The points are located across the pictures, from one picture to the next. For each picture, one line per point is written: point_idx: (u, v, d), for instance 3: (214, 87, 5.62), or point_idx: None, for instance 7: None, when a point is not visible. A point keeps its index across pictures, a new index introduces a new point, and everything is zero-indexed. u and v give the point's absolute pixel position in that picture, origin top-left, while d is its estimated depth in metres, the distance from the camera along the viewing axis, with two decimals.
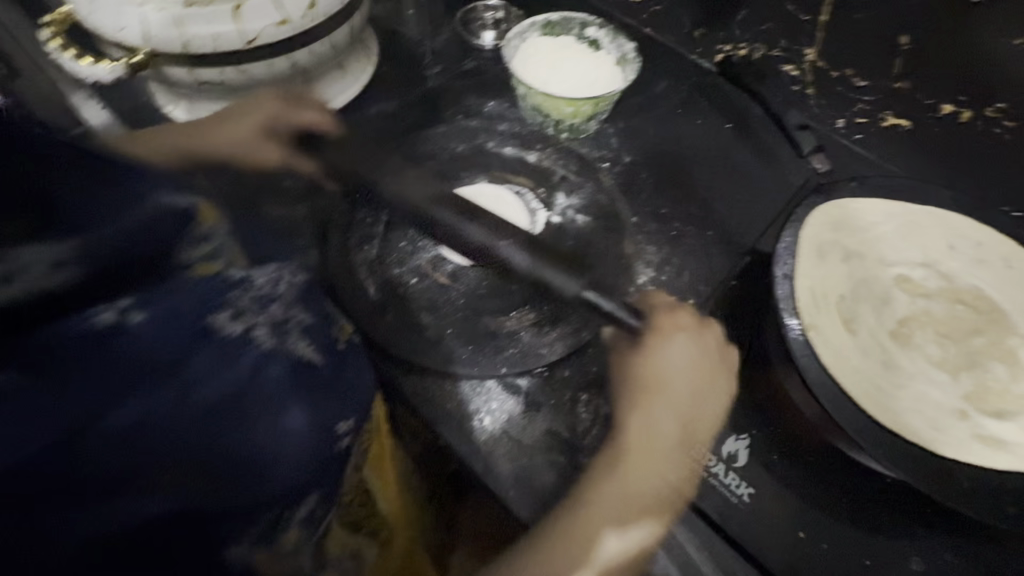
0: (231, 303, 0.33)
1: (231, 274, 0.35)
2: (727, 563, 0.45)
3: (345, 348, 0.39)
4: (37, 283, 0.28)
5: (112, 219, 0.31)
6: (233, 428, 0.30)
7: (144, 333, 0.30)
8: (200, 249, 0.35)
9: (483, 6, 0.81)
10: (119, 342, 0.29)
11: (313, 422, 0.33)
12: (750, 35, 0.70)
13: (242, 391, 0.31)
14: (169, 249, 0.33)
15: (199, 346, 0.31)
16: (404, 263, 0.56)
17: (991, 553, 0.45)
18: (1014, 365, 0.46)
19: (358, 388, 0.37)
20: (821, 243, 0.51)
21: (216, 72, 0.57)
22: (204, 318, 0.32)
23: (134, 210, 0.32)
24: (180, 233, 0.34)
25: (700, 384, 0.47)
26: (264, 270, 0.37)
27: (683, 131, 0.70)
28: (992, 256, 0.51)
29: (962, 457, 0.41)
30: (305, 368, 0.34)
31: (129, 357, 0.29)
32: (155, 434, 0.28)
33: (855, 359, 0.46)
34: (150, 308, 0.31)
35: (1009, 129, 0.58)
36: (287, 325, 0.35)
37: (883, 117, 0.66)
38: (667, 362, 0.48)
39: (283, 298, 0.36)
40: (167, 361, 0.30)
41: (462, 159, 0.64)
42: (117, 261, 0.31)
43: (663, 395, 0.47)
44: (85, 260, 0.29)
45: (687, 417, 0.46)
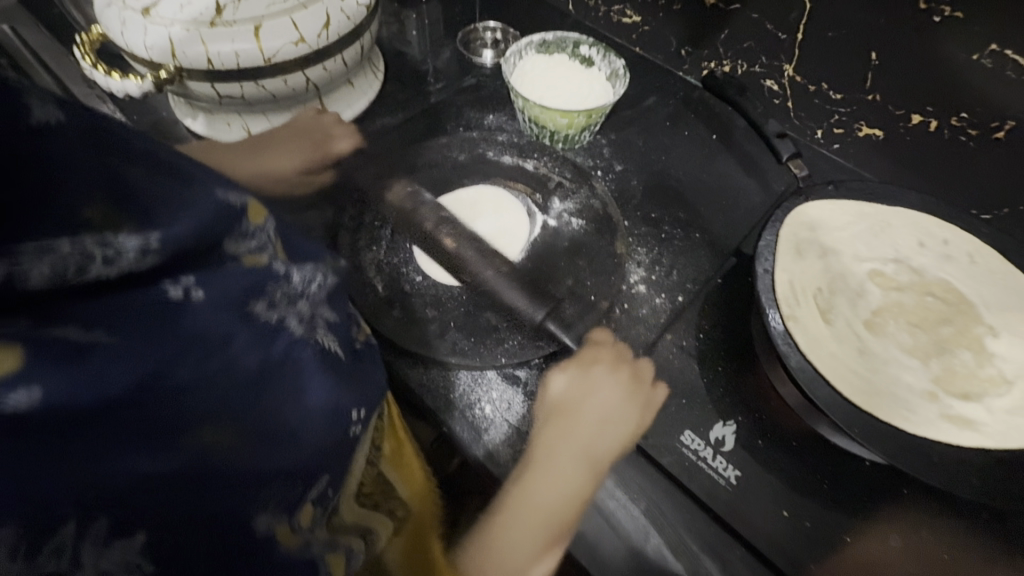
0: (270, 294, 0.32)
1: (274, 266, 0.33)
2: (715, 542, 0.47)
3: (363, 349, 0.40)
4: (119, 263, 0.26)
5: (192, 214, 0.29)
6: (269, 415, 0.30)
7: (200, 316, 0.28)
8: (246, 244, 0.32)
9: (483, 27, 0.87)
10: (174, 320, 0.27)
11: (336, 411, 0.34)
12: (732, 53, 0.75)
13: (281, 378, 0.31)
14: (223, 245, 0.30)
15: (241, 329, 0.30)
16: (409, 263, 0.60)
17: (962, 529, 0.48)
18: (979, 352, 0.49)
19: (371, 382, 0.39)
20: (798, 242, 0.54)
21: (236, 87, 0.61)
22: (247, 302, 0.31)
23: (208, 205, 0.30)
24: (233, 227, 0.31)
25: (602, 423, 0.49)
26: (301, 270, 0.36)
27: (671, 142, 0.75)
28: (958, 253, 0.55)
29: (937, 436, 0.44)
30: (334, 361, 0.35)
31: (179, 334, 0.27)
32: (197, 414, 0.27)
33: (833, 346, 0.49)
34: (211, 290, 0.29)
35: (972, 136, 0.62)
36: (317, 321, 0.35)
37: (858, 127, 0.71)
38: (581, 399, 0.50)
39: (310, 302, 0.35)
40: (214, 338, 0.28)
41: (463, 168, 0.68)
42: (189, 253, 0.28)
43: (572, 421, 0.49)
44: (166, 251, 0.27)
45: (587, 452, 0.48)
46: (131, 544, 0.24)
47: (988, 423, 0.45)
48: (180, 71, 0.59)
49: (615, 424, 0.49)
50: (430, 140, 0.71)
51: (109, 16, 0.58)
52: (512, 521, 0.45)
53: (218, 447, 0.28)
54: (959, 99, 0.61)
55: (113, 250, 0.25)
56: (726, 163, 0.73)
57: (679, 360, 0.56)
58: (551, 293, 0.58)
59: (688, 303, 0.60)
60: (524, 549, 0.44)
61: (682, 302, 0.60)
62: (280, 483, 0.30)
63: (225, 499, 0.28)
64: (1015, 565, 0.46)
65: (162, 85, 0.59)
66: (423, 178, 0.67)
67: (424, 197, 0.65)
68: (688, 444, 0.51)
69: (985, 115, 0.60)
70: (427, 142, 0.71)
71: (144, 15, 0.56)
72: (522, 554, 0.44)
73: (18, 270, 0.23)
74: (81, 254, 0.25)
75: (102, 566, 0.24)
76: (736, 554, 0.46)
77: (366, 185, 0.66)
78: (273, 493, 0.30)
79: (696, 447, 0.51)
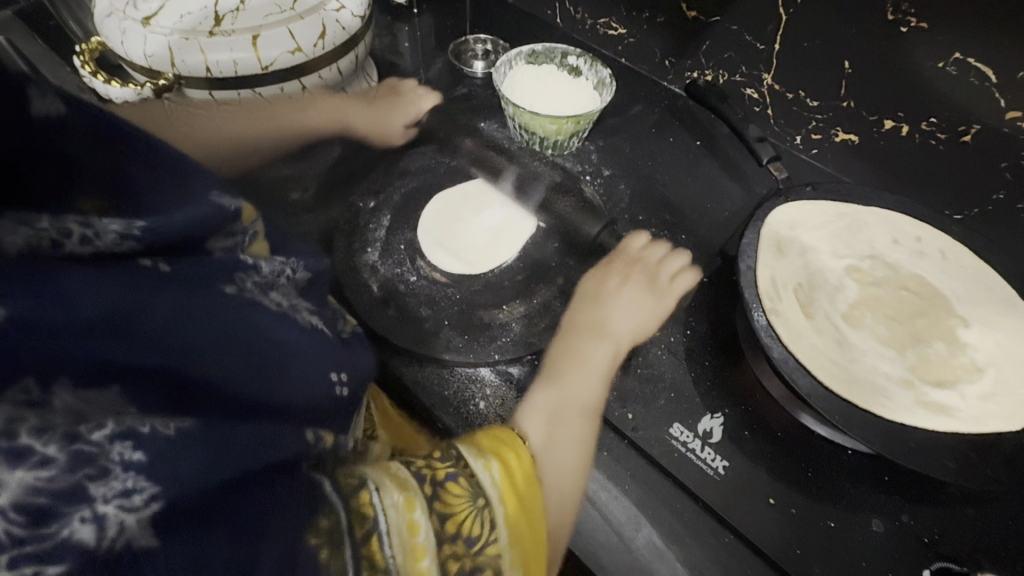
0: (241, 280, 0.32)
1: (244, 260, 0.34)
2: (704, 531, 0.48)
3: (349, 337, 0.42)
4: (97, 242, 0.26)
5: (180, 208, 0.30)
6: (256, 365, 0.30)
7: (176, 282, 0.28)
8: (226, 242, 0.33)
9: (474, 39, 0.89)
10: (154, 282, 0.27)
11: (317, 376, 0.35)
12: (714, 62, 0.78)
13: (266, 342, 0.31)
14: (207, 241, 0.31)
15: (220, 298, 0.30)
16: (404, 264, 0.61)
17: (943, 514, 0.49)
18: (952, 342, 0.52)
19: (353, 364, 0.40)
20: (778, 239, 0.57)
21: (233, 93, 0.63)
22: (225, 283, 0.31)
23: (198, 202, 0.31)
24: (222, 226, 0.32)
25: (631, 310, 0.57)
26: (269, 263, 0.37)
27: (657, 147, 0.77)
28: (931, 249, 0.57)
29: (913, 421, 0.46)
30: (315, 335, 0.36)
31: (166, 291, 0.27)
32: (179, 344, 0.26)
33: (813, 339, 0.51)
34: (179, 266, 0.29)
35: (942, 140, 0.65)
36: (295, 305, 0.36)
37: (834, 133, 0.74)
38: (615, 301, 0.57)
39: (280, 290, 0.36)
40: (198, 297, 0.29)
41: (456, 173, 0.71)
42: (168, 245, 0.29)
43: (600, 318, 0.56)
44: (145, 238, 0.28)
45: (613, 339, 0.55)
46: (106, 432, 0.23)
47: (963, 409, 0.47)
48: (179, 79, 0.60)
49: (646, 310, 0.58)
50: (424, 147, 0.73)
51: (109, 26, 0.59)
52: (565, 401, 0.49)
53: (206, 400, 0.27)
54: (928, 104, 0.64)
55: (94, 231, 0.26)
56: (711, 168, 0.76)
57: (666, 356, 0.57)
58: (542, 292, 0.60)
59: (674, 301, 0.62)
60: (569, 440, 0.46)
61: (670, 300, 0.62)
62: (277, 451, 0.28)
63: (199, 424, 0.25)
64: (993, 547, 0.48)
65: (161, 92, 0.61)
66: (416, 183, 0.69)
67: (418, 201, 0.67)
68: (677, 436, 0.52)
69: (953, 119, 0.63)
70: (420, 148, 0.73)
71: (144, 24, 0.57)
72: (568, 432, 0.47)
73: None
74: (62, 230, 0.25)
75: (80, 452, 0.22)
76: (724, 541, 0.47)
77: (361, 189, 0.68)
78: (259, 436, 0.28)
79: (684, 439, 0.52)
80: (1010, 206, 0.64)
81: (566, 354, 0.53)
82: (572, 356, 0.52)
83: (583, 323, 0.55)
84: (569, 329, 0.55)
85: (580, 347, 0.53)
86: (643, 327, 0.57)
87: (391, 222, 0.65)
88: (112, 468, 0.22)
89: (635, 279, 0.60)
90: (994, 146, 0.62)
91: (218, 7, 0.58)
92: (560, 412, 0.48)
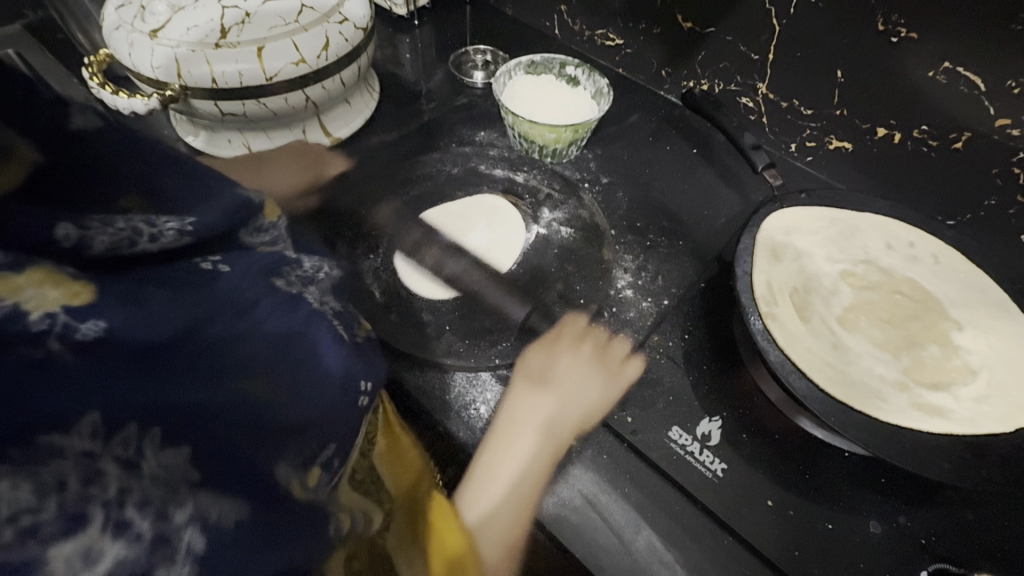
0: (286, 274, 0.37)
1: (285, 255, 0.39)
2: (704, 534, 0.48)
3: (362, 342, 0.40)
4: (161, 239, 0.31)
5: (209, 200, 0.35)
6: (290, 360, 0.34)
7: (224, 282, 0.33)
8: (260, 238, 0.38)
9: (474, 50, 0.91)
10: (204, 287, 0.32)
11: (345, 377, 0.36)
12: (710, 72, 0.79)
13: (299, 338, 0.34)
14: (237, 235, 0.36)
15: (261, 298, 0.34)
16: (405, 271, 0.62)
17: (940, 515, 0.50)
18: (946, 345, 0.53)
19: (378, 361, 0.40)
20: (773, 245, 0.58)
21: (239, 104, 0.64)
22: (266, 281, 0.35)
23: (225, 196, 0.36)
24: (249, 220, 0.38)
25: (572, 386, 0.53)
26: (310, 260, 0.41)
27: (654, 155, 0.79)
28: (925, 253, 0.58)
29: (908, 423, 0.46)
30: (341, 337, 0.37)
31: (217, 296, 0.32)
32: (228, 364, 0.30)
33: (809, 342, 0.51)
34: (235, 263, 0.35)
35: (934, 147, 0.66)
36: (324, 302, 0.39)
37: (828, 141, 0.75)
38: (554, 380, 0.53)
39: (316, 287, 0.39)
40: (242, 301, 0.33)
41: (456, 181, 0.72)
42: (217, 237, 0.35)
43: (538, 395, 0.52)
44: (198, 232, 0.33)
45: (549, 421, 0.51)
46: (177, 456, 0.25)
47: (957, 411, 0.47)
48: (185, 89, 0.61)
49: (588, 387, 0.53)
50: (425, 155, 0.74)
51: (117, 39, 0.61)
52: (494, 498, 0.47)
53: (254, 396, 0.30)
54: (919, 112, 0.65)
55: (158, 229, 0.31)
56: (707, 175, 0.77)
57: (664, 361, 0.58)
58: (542, 297, 0.61)
59: (672, 306, 0.62)
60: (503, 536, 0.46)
61: (668, 305, 0.62)
62: (304, 450, 0.31)
63: (246, 437, 0.28)
64: (989, 549, 0.49)
65: (167, 102, 0.62)
66: (417, 191, 0.70)
67: (419, 209, 0.68)
68: (676, 439, 0.53)
69: (944, 126, 0.64)
70: (421, 157, 0.74)
71: (152, 36, 0.59)
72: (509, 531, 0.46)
73: (89, 236, 0.28)
74: (133, 230, 0.30)
75: (158, 472, 0.24)
76: (724, 543, 0.48)
77: (363, 197, 0.69)
78: (290, 448, 0.31)
79: (683, 442, 0.52)
80: (1003, 212, 0.65)
81: (497, 440, 0.50)
82: (507, 455, 0.49)
83: (518, 416, 0.51)
84: (504, 419, 0.51)
85: (515, 430, 0.50)
86: (592, 412, 0.52)
87: (393, 230, 0.65)
88: (184, 491, 0.25)
89: (583, 350, 0.56)
90: (985, 153, 0.63)
91: (223, 20, 0.60)
92: (491, 514, 0.47)
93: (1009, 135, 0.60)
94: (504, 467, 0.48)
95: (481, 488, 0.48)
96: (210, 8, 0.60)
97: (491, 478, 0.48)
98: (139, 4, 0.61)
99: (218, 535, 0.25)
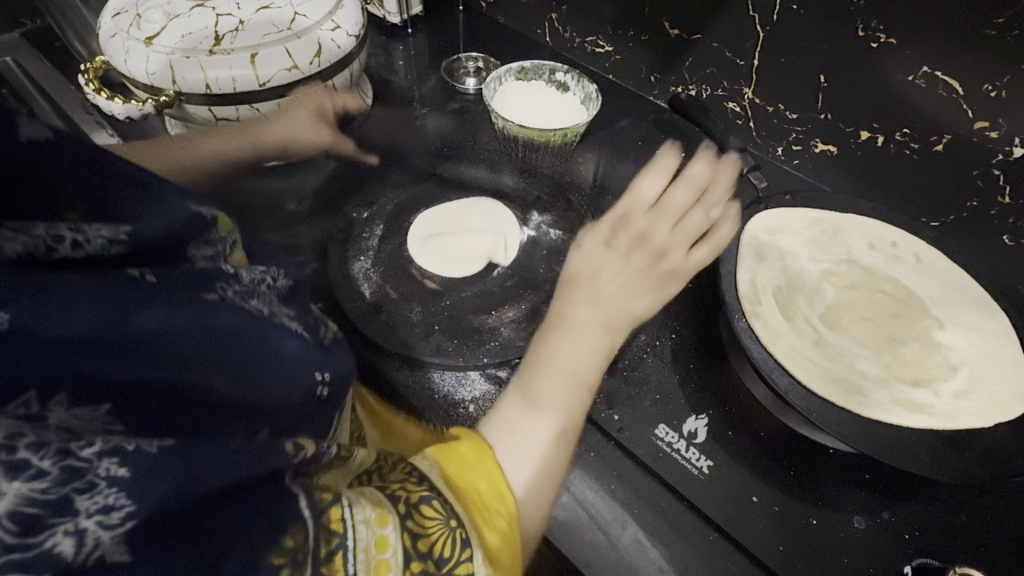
0: (225, 288, 0.32)
1: (225, 268, 0.33)
2: (687, 529, 0.49)
3: (331, 342, 0.41)
4: (88, 248, 0.26)
5: (159, 210, 0.29)
6: (241, 362, 0.30)
7: (163, 287, 0.27)
8: (209, 249, 0.33)
9: (466, 56, 0.92)
10: (148, 294, 0.26)
11: (302, 376, 0.35)
12: (697, 78, 0.81)
13: (251, 335, 0.31)
14: (188, 245, 0.31)
15: (202, 300, 0.29)
16: (395, 272, 0.63)
17: (922, 510, 0.50)
18: (927, 343, 0.53)
19: (342, 363, 0.41)
20: (756, 246, 0.59)
21: (232, 110, 0.65)
22: (209, 288, 0.30)
23: (176, 206, 0.30)
24: (200, 230, 0.32)
25: (642, 260, 0.57)
26: (250, 271, 0.36)
27: (642, 159, 0.80)
28: (907, 253, 0.59)
29: (887, 418, 0.47)
30: (303, 339, 0.36)
31: (164, 293, 0.27)
32: (180, 353, 0.27)
33: (792, 339, 0.52)
34: (164, 273, 0.28)
35: (916, 149, 0.68)
36: (282, 307, 0.37)
37: (814, 144, 0.76)
38: (616, 255, 0.57)
39: (263, 298, 0.35)
40: (189, 299, 0.28)
41: (448, 184, 0.73)
42: (154, 245, 0.29)
43: (605, 263, 0.56)
44: (131, 240, 0.27)
45: (617, 298, 0.54)
46: (98, 412, 0.24)
47: (936, 406, 0.48)
48: (179, 95, 0.62)
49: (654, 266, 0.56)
50: (416, 159, 0.75)
51: (112, 45, 0.61)
52: (560, 368, 0.49)
53: (201, 391, 0.28)
54: (902, 115, 0.66)
55: (84, 236, 0.26)
56: None
57: (652, 359, 0.58)
58: (530, 298, 0.61)
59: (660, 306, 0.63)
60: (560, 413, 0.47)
61: None
62: (254, 438, 0.30)
63: (198, 422, 0.27)
64: (969, 544, 0.49)
65: (161, 108, 0.63)
66: (410, 194, 0.71)
67: (411, 211, 0.69)
68: (663, 436, 0.53)
69: (924, 130, 0.66)
70: (413, 161, 0.75)
71: (147, 44, 0.60)
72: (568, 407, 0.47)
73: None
74: (55, 237, 0.25)
75: (70, 420, 0.23)
76: (709, 539, 0.48)
77: (356, 199, 0.70)
78: (239, 433, 0.29)
79: (670, 440, 0.53)
80: (984, 213, 0.66)
81: (559, 315, 0.53)
82: (567, 336, 0.51)
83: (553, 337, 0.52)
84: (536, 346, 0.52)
85: (575, 310, 0.53)
86: (655, 282, 0.56)
87: (384, 232, 0.66)
88: (91, 437, 0.23)
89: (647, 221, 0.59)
90: (964, 155, 0.64)
91: (217, 28, 0.61)
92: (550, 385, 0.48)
93: (989, 138, 0.61)
94: (566, 341, 0.51)
95: (542, 362, 0.50)
96: (204, 16, 0.62)
97: (559, 350, 0.50)
98: (135, 13, 0.62)
99: (142, 465, 0.24)
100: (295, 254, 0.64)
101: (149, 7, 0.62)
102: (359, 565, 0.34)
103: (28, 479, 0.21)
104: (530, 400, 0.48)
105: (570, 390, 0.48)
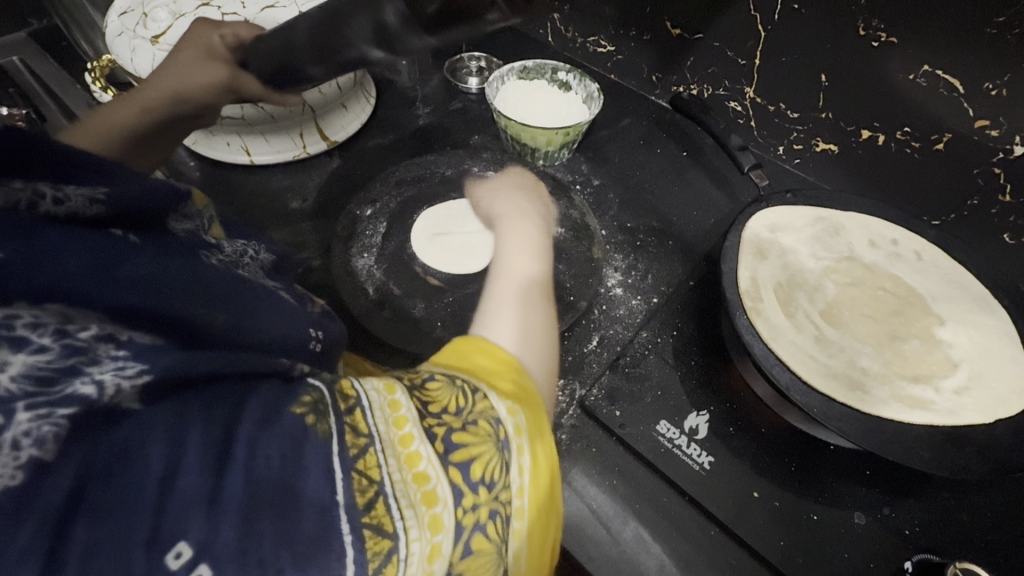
0: (210, 253, 0.38)
1: (207, 240, 0.39)
2: (686, 524, 0.49)
3: (319, 312, 0.45)
4: (68, 205, 0.28)
5: (138, 187, 0.33)
6: (236, 309, 0.34)
7: (149, 245, 0.32)
8: (187, 224, 0.38)
9: (468, 56, 0.93)
10: (137, 247, 0.30)
11: (298, 327, 0.39)
12: (699, 77, 0.81)
13: (240, 286, 0.36)
14: (168, 218, 0.36)
15: (188, 256, 0.34)
16: (397, 268, 0.63)
17: (922, 506, 0.50)
18: (928, 341, 0.54)
19: (334, 323, 0.45)
20: (758, 243, 0.59)
21: (238, 109, 0.64)
22: (195, 250, 0.36)
23: (158, 184, 0.36)
24: (178, 206, 0.37)
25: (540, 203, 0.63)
26: (232, 245, 0.42)
27: (644, 158, 0.80)
28: (908, 251, 0.60)
29: (888, 414, 0.47)
30: (290, 302, 0.41)
31: (152, 247, 0.31)
32: (175, 286, 0.31)
33: (794, 337, 0.52)
34: (146, 237, 0.32)
35: (917, 148, 0.68)
36: (262, 273, 0.43)
37: (815, 143, 0.76)
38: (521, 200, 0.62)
39: (246, 267, 0.41)
40: (175, 253, 0.33)
41: (450, 182, 0.73)
42: (133, 212, 0.32)
43: (520, 203, 0.61)
44: (110, 203, 0.31)
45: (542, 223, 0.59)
46: (93, 315, 0.26)
47: (938, 403, 0.48)
48: None
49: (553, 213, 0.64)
50: (418, 158, 0.76)
51: (118, 44, 0.62)
52: (518, 267, 0.52)
53: (199, 326, 0.31)
54: (902, 114, 0.67)
55: (65, 195, 0.28)
56: (697, 177, 0.78)
57: (653, 357, 0.58)
58: None
59: (661, 303, 0.64)
60: (534, 298, 0.48)
61: (656, 302, 0.64)
62: (274, 388, 0.29)
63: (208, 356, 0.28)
64: (971, 541, 0.49)
65: None
66: (413, 192, 0.71)
67: (414, 209, 0.70)
68: (663, 432, 0.53)
69: (924, 129, 0.66)
70: (415, 159, 0.76)
71: (153, 42, 0.61)
72: (536, 298, 0.48)
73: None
74: (35, 192, 0.27)
75: (67, 314, 0.25)
76: (709, 534, 0.49)
77: (358, 197, 0.70)
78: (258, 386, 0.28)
79: (671, 436, 0.53)
80: (986, 211, 0.66)
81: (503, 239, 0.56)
82: (520, 247, 0.54)
83: (524, 246, 0.55)
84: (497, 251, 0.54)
85: (512, 233, 0.56)
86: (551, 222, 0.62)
87: (387, 229, 0.67)
88: (95, 346, 0.25)
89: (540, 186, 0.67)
90: (966, 153, 0.65)
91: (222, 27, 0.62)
92: (519, 277, 0.50)
93: (989, 136, 0.62)
94: (511, 252, 0.54)
95: (502, 270, 0.51)
96: (209, 15, 0.62)
97: (513, 258, 0.53)
98: (141, 12, 0.63)
99: (139, 350, 0.26)
100: (298, 251, 0.65)
101: (155, 6, 0.63)
102: (381, 424, 0.31)
103: (31, 353, 0.23)
104: (502, 293, 0.48)
105: (536, 281, 0.51)
